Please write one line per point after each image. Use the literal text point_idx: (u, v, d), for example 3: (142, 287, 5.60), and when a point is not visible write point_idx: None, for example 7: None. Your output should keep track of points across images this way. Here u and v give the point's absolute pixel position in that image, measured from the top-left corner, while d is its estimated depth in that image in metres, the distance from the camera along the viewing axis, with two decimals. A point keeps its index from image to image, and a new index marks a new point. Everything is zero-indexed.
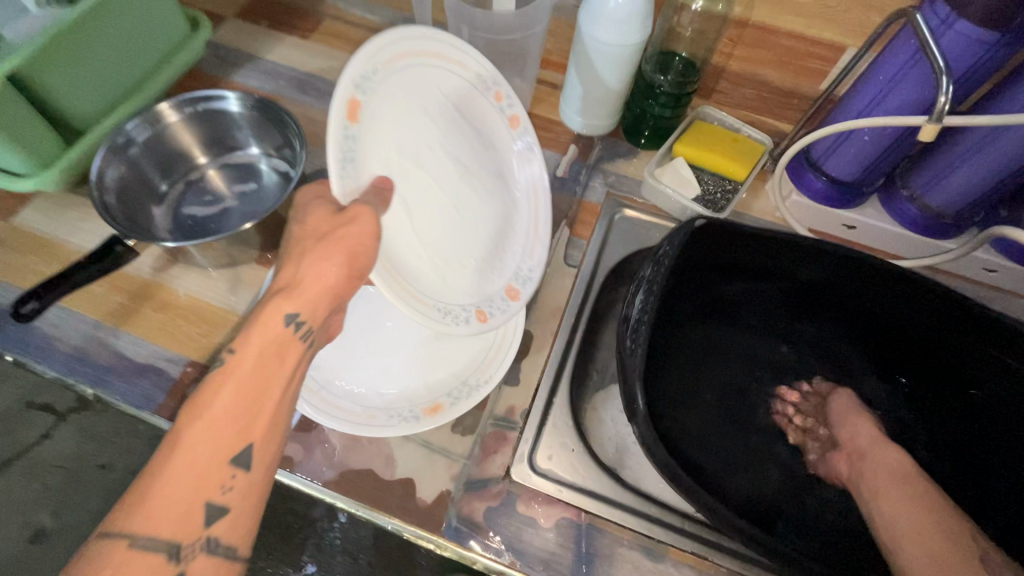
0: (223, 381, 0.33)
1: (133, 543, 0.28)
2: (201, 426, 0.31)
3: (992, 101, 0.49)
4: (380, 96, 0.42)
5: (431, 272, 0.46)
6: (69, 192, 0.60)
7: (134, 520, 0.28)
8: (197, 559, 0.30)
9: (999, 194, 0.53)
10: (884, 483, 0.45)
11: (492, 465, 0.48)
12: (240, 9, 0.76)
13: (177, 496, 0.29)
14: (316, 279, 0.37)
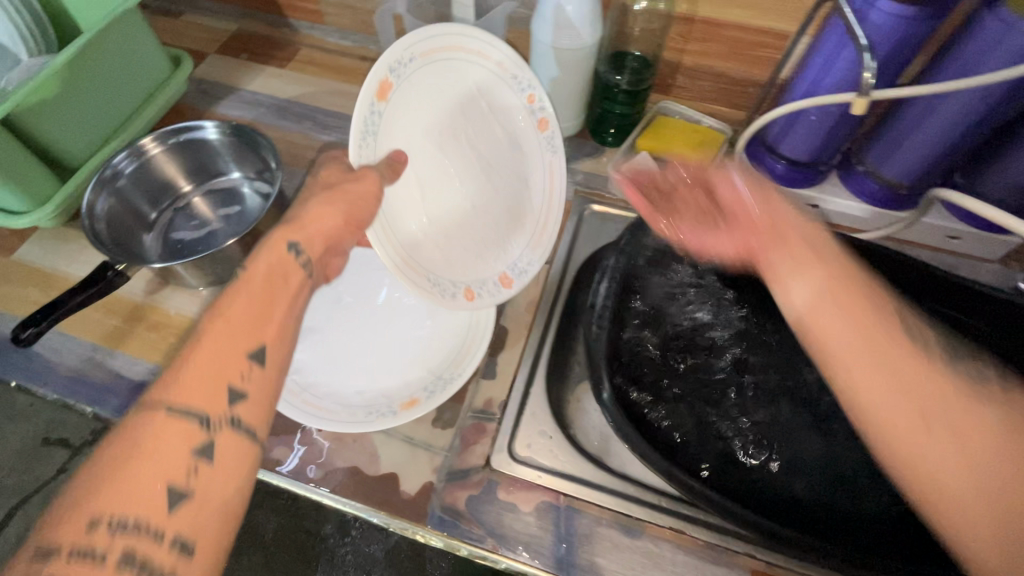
0: (235, 293, 0.38)
1: (167, 412, 0.31)
2: (218, 325, 0.36)
3: (928, 73, 0.51)
4: (412, 82, 0.46)
5: (433, 251, 0.48)
6: (65, 226, 0.63)
7: (165, 395, 0.32)
8: (223, 432, 0.32)
9: (951, 162, 0.55)
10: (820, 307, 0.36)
11: (473, 455, 0.50)
12: (221, 45, 0.81)
13: (201, 379, 0.33)
14: (316, 217, 0.43)
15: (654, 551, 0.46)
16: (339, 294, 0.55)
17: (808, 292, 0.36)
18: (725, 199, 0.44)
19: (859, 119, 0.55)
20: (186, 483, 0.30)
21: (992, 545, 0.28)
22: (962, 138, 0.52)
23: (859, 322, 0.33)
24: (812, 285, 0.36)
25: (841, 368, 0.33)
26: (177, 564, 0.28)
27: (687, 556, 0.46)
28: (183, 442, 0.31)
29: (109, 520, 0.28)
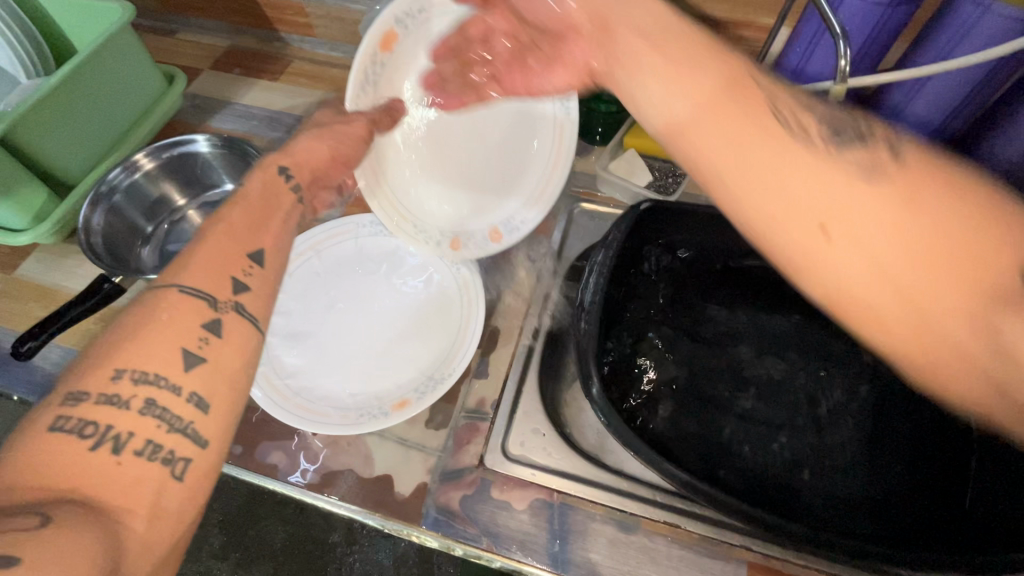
0: (233, 206, 0.38)
1: (180, 291, 0.32)
2: (220, 228, 0.36)
3: (908, 58, 0.51)
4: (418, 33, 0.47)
5: (415, 191, 0.55)
6: (64, 243, 0.65)
7: (176, 277, 0.33)
8: (231, 310, 0.33)
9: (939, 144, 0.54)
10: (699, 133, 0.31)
11: (466, 455, 0.50)
12: (213, 61, 0.82)
13: (206, 267, 0.34)
14: (306, 150, 0.43)
15: (649, 545, 0.46)
16: (331, 300, 0.55)
17: (690, 108, 0.32)
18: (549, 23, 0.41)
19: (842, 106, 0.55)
20: (199, 350, 0.31)
21: (902, 339, 0.28)
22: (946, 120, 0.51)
23: (740, 133, 0.30)
24: (701, 114, 0.31)
25: (720, 167, 0.31)
26: (194, 417, 0.30)
27: (683, 550, 0.46)
28: (194, 316, 0.32)
29: (131, 373, 0.29)
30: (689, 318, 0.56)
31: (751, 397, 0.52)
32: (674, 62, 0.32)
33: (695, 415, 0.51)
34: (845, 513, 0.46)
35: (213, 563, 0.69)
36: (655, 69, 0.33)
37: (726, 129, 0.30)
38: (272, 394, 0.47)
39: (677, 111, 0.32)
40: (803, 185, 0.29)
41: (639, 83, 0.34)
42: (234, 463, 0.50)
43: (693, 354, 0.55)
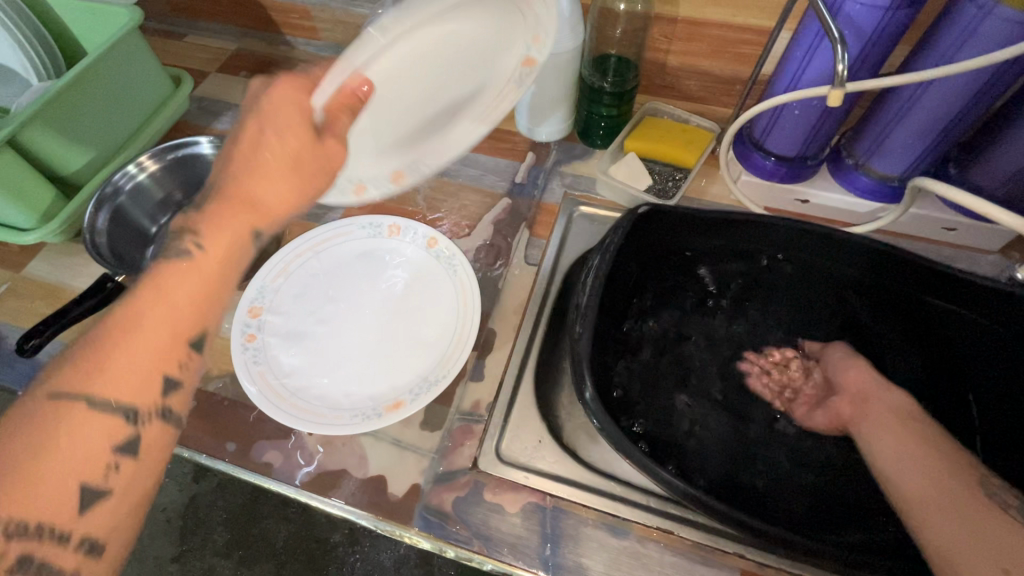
0: (176, 275, 0.36)
1: (89, 406, 0.31)
2: (155, 312, 0.34)
3: (912, 61, 0.50)
4: None
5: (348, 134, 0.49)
6: (71, 242, 0.66)
7: (94, 384, 0.32)
8: (152, 423, 0.34)
9: (943, 149, 0.54)
10: (890, 423, 0.46)
11: (460, 457, 0.50)
12: (221, 64, 0.84)
13: (130, 370, 0.33)
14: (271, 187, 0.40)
15: (641, 550, 0.46)
16: (331, 300, 0.56)
17: (890, 441, 0.45)
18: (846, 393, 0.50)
19: (844, 110, 0.55)
20: (101, 483, 0.31)
21: None
22: (949, 126, 0.51)
23: (914, 443, 0.44)
24: (897, 449, 0.45)
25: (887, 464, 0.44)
26: (83, 562, 0.30)
27: (674, 556, 0.45)
28: (107, 440, 0.31)
29: (9, 523, 0.28)
30: (687, 319, 0.56)
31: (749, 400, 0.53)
32: (895, 409, 0.47)
33: (699, 423, 0.51)
34: (841, 521, 0.46)
35: (216, 560, 0.70)
36: (872, 421, 0.47)
37: (904, 454, 0.44)
38: (270, 395, 0.49)
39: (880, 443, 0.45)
40: (960, 527, 0.38)
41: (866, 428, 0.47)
42: (229, 460, 0.50)
43: (688, 357, 0.54)
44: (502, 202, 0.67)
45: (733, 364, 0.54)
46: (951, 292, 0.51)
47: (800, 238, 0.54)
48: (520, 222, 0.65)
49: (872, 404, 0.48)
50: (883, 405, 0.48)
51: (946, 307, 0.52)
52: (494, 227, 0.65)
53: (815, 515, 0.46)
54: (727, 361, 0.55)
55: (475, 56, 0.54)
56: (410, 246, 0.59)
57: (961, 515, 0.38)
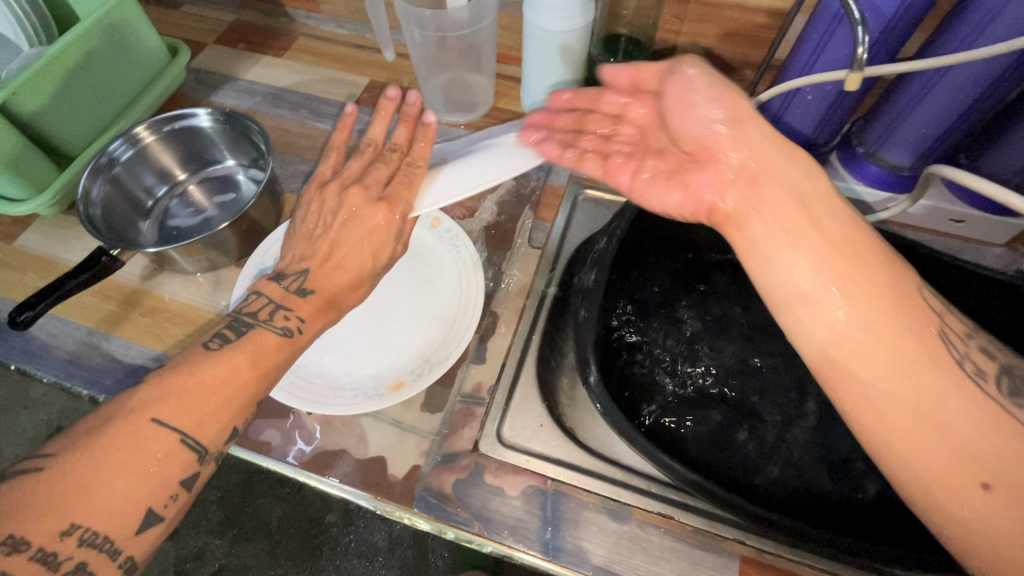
0: (245, 346, 0.42)
1: (180, 439, 0.37)
2: (220, 365, 0.40)
3: (930, 46, 0.49)
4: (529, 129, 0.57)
5: (444, 186, 0.52)
6: (64, 215, 0.64)
7: (187, 420, 0.38)
8: (209, 465, 0.39)
9: (957, 139, 0.53)
10: (777, 215, 0.38)
11: (460, 439, 0.50)
12: (218, 35, 0.81)
13: (217, 412, 0.39)
14: (351, 257, 0.49)
15: (640, 535, 0.46)
16: None
17: (812, 266, 0.36)
18: (683, 137, 0.46)
19: (857, 96, 0.54)
20: (163, 508, 0.36)
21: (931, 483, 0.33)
22: (964, 115, 0.50)
23: (847, 269, 0.36)
24: (806, 266, 0.37)
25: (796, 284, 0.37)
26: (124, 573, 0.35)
27: (674, 542, 0.45)
28: (180, 470, 0.37)
29: (85, 531, 0.33)
30: (667, 301, 0.56)
31: (734, 386, 0.52)
32: (798, 198, 0.39)
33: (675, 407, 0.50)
34: (830, 508, 0.46)
35: (211, 539, 0.70)
36: (771, 239, 0.38)
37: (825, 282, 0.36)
38: None
39: (801, 272, 0.37)
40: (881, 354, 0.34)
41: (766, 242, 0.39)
42: None
43: (687, 343, 0.54)
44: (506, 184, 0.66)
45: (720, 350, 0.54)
46: (958, 285, 0.51)
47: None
48: (524, 204, 0.64)
49: (759, 190, 0.40)
50: (778, 190, 0.39)
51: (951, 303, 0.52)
52: (497, 209, 0.64)
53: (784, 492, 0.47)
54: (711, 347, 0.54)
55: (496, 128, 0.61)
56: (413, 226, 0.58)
57: (908, 375, 0.34)
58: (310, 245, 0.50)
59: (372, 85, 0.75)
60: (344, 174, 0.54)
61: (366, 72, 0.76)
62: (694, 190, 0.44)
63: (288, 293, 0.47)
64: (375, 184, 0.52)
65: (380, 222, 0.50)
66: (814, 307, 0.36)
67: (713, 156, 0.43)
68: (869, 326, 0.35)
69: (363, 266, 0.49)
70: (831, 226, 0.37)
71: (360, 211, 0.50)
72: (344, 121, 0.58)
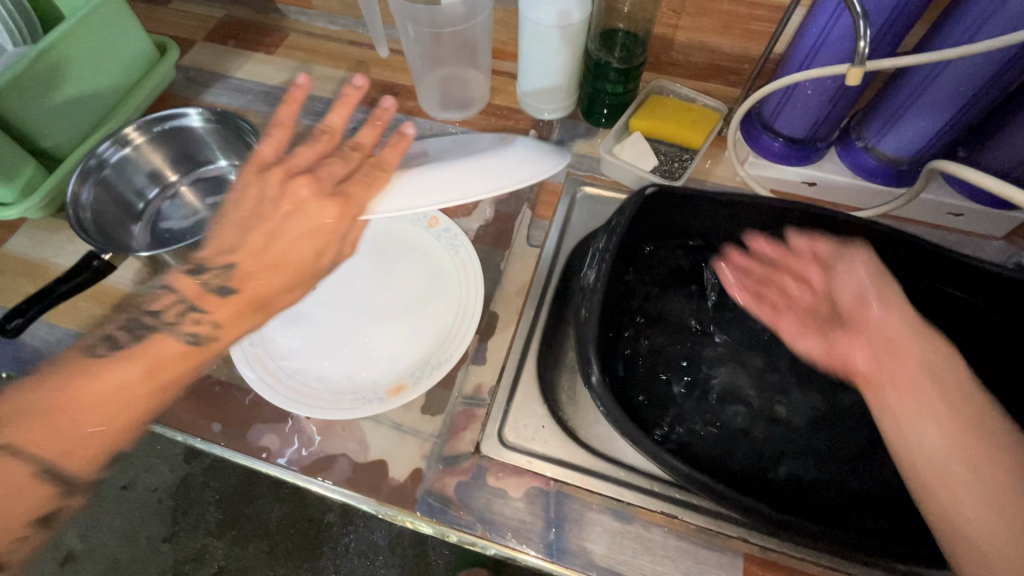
0: (134, 362, 0.43)
1: (31, 474, 0.39)
2: (112, 390, 0.42)
3: (931, 39, 0.49)
4: (512, 139, 0.52)
5: (410, 189, 0.46)
6: (53, 218, 0.63)
7: (55, 453, 0.40)
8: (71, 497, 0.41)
9: (958, 131, 0.53)
10: (911, 385, 0.42)
11: (462, 441, 0.50)
12: (208, 32, 0.80)
13: (80, 443, 0.41)
14: (293, 248, 0.47)
15: (644, 535, 0.45)
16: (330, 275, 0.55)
17: (944, 442, 0.38)
18: (850, 307, 0.48)
19: (858, 90, 0.53)
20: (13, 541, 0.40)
21: None
22: (965, 109, 0.50)
23: (974, 449, 0.38)
24: (936, 436, 0.39)
25: (920, 462, 0.39)
26: None
27: (679, 541, 0.45)
28: (26, 504, 0.40)
29: None
30: (683, 304, 0.55)
31: (749, 388, 0.52)
32: (933, 378, 0.42)
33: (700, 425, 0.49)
34: (853, 513, 0.45)
35: (210, 540, 0.69)
36: (904, 404, 0.41)
37: (951, 450, 0.38)
38: (268, 379, 0.48)
39: (932, 444, 0.39)
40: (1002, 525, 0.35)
41: (900, 413, 0.41)
42: (221, 443, 0.49)
43: (694, 344, 0.54)
44: None
45: (739, 352, 0.54)
46: (958, 276, 0.50)
47: (788, 219, 0.53)
48: (522, 202, 0.64)
49: (899, 364, 0.43)
50: (911, 364, 0.43)
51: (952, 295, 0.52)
52: (494, 206, 0.63)
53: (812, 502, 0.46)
54: (731, 351, 0.54)
55: (475, 137, 0.56)
56: (409, 226, 0.57)
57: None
58: (240, 236, 0.47)
59: (366, 82, 0.74)
60: (289, 161, 0.50)
61: (359, 69, 0.75)
62: (840, 349, 0.47)
63: (204, 292, 0.46)
64: (328, 178, 0.48)
65: (329, 222, 0.46)
66: (943, 481, 0.37)
67: (870, 329, 0.46)
68: (993, 499, 0.36)
69: (305, 265, 0.47)
70: (964, 408, 0.40)
71: (308, 205, 0.47)
72: (293, 90, 0.53)
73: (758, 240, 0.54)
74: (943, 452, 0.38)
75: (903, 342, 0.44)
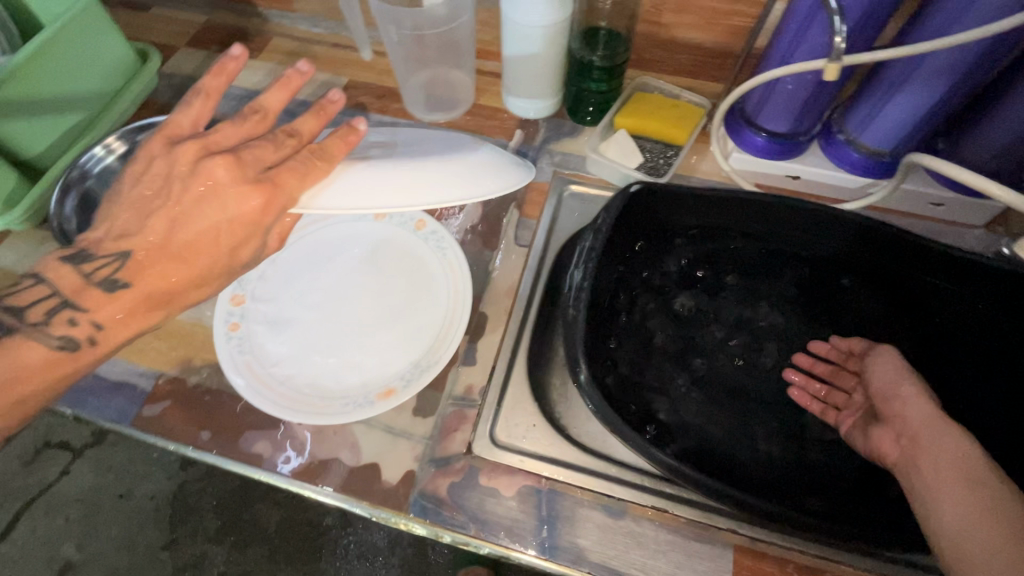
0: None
1: None
2: None
3: (908, 32, 0.49)
4: (470, 146, 0.51)
5: (353, 189, 0.44)
6: (38, 229, 0.63)
7: None
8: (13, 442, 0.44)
9: (934, 124, 0.53)
10: (943, 471, 0.39)
11: (453, 443, 0.50)
12: (190, 38, 0.79)
13: None
14: (201, 240, 0.42)
15: (636, 529, 0.46)
16: (316, 278, 0.55)
17: (964, 520, 0.36)
18: (881, 396, 0.46)
19: (838, 84, 0.53)
20: None
21: None
22: (943, 100, 0.50)
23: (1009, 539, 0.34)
24: (961, 516, 0.36)
25: (947, 537, 0.36)
26: None
27: (670, 534, 0.45)
28: None
29: None
30: (668, 303, 0.56)
31: (736, 383, 0.52)
32: (963, 457, 0.39)
33: (692, 423, 0.50)
34: (841, 499, 0.46)
35: (210, 546, 0.69)
36: (936, 484, 0.38)
37: (975, 534, 0.35)
38: (257, 386, 0.48)
39: (951, 524, 0.36)
40: None
41: (928, 492, 0.39)
42: (214, 450, 0.50)
43: (685, 340, 0.54)
44: None
45: (726, 348, 0.54)
46: (938, 265, 0.51)
47: (774, 211, 0.54)
48: (509, 202, 0.64)
49: (926, 443, 0.41)
50: (940, 447, 0.40)
51: (933, 283, 0.53)
52: (482, 207, 0.63)
53: (799, 491, 0.47)
54: (719, 349, 0.54)
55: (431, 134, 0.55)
56: (396, 229, 0.57)
57: None
58: (138, 221, 0.43)
59: (351, 85, 0.73)
60: (209, 138, 0.44)
61: (344, 72, 0.74)
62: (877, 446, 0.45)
63: (83, 288, 0.43)
64: (254, 162, 0.43)
65: (252, 212, 0.42)
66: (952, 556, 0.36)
67: (902, 418, 0.44)
68: None
69: (217, 260, 0.44)
70: (999, 497, 0.36)
71: (227, 192, 0.42)
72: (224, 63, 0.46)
73: (817, 344, 0.54)
74: (969, 535, 0.35)
75: (927, 435, 0.41)
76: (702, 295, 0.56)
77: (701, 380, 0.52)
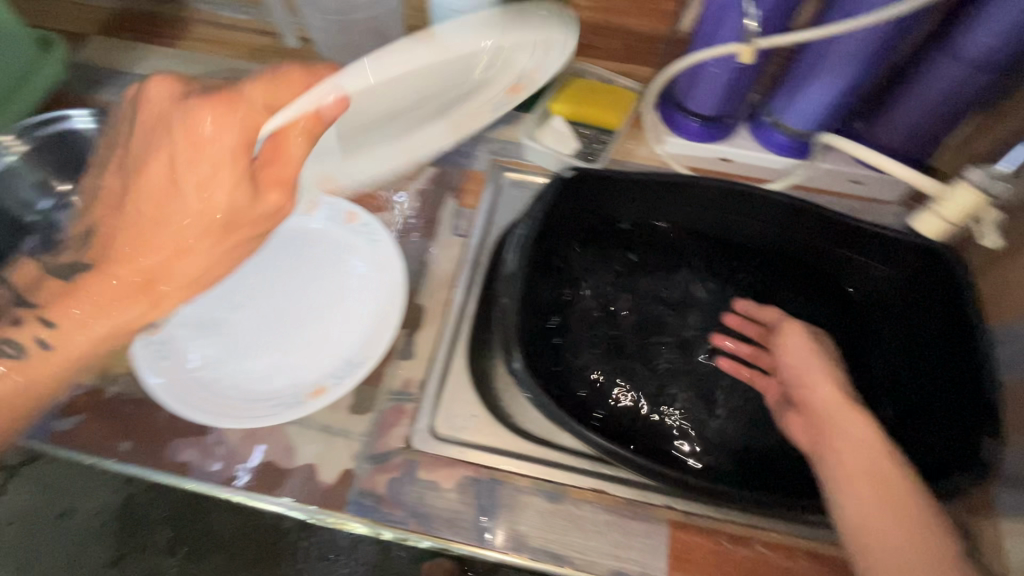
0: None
1: None
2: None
3: (822, 16, 0.51)
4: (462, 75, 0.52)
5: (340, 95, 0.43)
6: None
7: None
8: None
9: (850, 104, 0.55)
10: (847, 455, 0.40)
11: (392, 438, 0.49)
12: (103, 25, 0.74)
13: None
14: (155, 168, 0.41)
15: (575, 512, 0.46)
16: (241, 278, 0.53)
17: (864, 508, 0.38)
18: (793, 371, 0.48)
19: (760, 67, 0.55)
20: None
21: None
22: (855, 81, 0.52)
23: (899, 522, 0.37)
24: (861, 504, 0.38)
25: (852, 524, 0.38)
26: None
27: (608, 515, 0.46)
28: None
29: None
30: (606, 287, 0.56)
31: (672, 363, 0.53)
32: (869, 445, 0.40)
33: (629, 407, 0.51)
34: (771, 471, 0.48)
35: None
36: (839, 471, 0.40)
37: (872, 521, 0.37)
38: (179, 392, 0.46)
39: (852, 512, 0.38)
40: None
41: (840, 479, 0.40)
42: (138, 460, 0.48)
43: (621, 321, 0.55)
44: (427, 170, 0.64)
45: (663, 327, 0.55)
46: (853, 241, 0.54)
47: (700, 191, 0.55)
48: (446, 191, 0.63)
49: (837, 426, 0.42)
50: (845, 431, 0.41)
51: (852, 259, 0.55)
52: (418, 198, 0.62)
53: (730, 467, 0.48)
54: (657, 328, 0.55)
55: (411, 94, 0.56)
56: (326, 224, 0.55)
57: None
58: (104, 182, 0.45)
59: (280, 74, 0.71)
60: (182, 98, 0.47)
61: (272, 62, 0.71)
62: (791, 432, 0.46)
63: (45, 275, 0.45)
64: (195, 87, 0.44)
65: (203, 131, 0.40)
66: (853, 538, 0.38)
67: (811, 405, 0.45)
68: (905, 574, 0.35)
69: (190, 206, 0.41)
70: (895, 485, 0.38)
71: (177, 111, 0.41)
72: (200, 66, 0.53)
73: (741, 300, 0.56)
74: (867, 521, 0.37)
75: (834, 421, 0.42)
76: (639, 278, 0.57)
77: (638, 362, 0.53)
